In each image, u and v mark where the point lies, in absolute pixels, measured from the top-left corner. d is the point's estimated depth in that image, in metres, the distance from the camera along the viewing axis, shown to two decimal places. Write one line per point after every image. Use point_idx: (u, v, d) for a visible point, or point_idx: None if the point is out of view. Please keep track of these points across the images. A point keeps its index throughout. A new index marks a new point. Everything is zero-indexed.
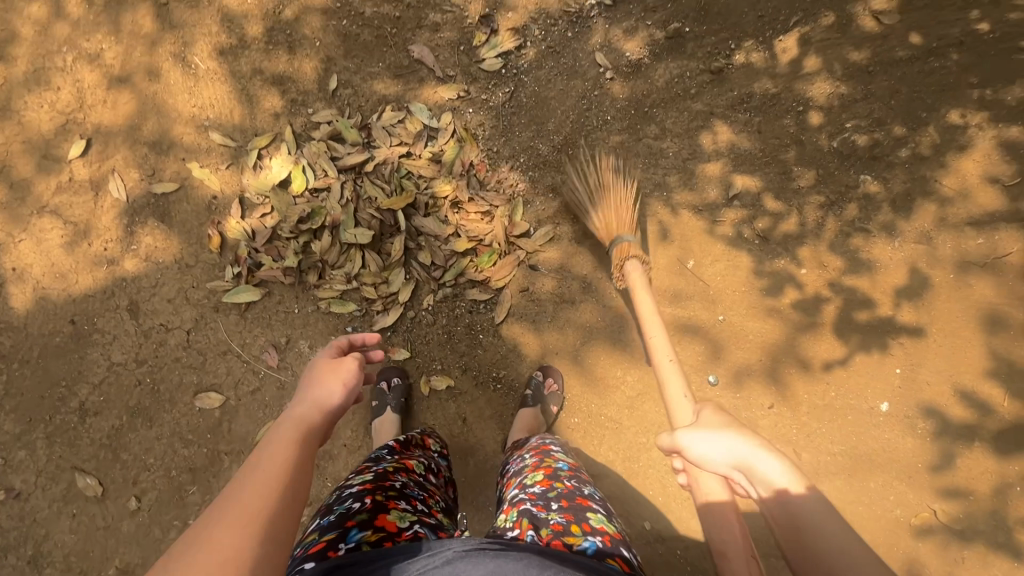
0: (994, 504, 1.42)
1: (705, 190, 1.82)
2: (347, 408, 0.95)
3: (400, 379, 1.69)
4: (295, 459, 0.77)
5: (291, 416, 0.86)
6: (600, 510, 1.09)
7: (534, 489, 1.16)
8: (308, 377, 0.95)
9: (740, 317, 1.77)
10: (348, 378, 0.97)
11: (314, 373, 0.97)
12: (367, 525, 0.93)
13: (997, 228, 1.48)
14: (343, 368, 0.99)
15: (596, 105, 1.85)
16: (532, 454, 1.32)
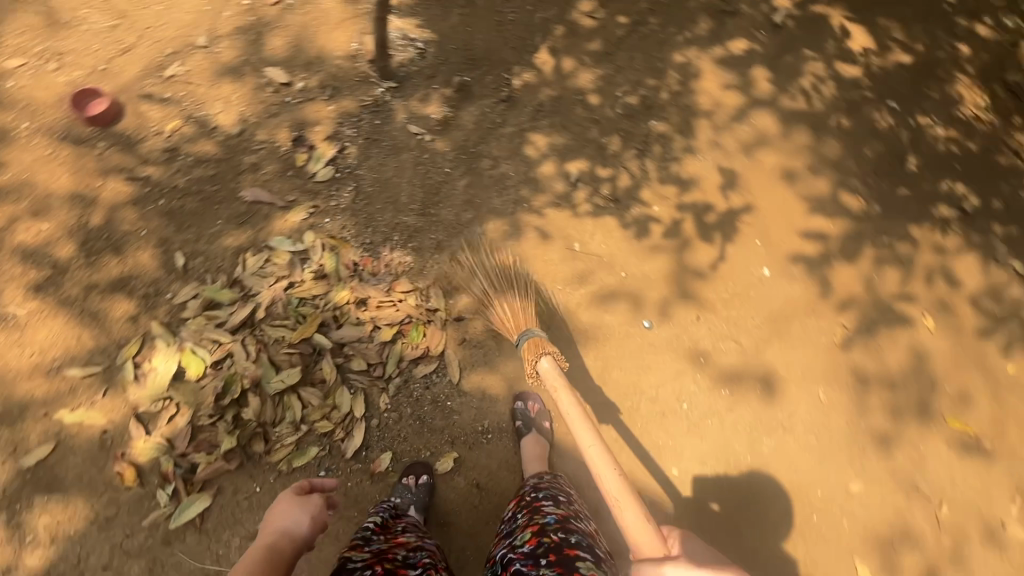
0: (863, 292, 2.09)
1: (552, 186, 2.06)
2: (315, 537, 1.17)
3: (428, 475, 1.63)
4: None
5: (263, 543, 1.09)
6: (587, 557, 1.19)
7: (525, 546, 1.24)
8: (277, 512, 1.18)
9: (636, 265, 2.00)
10: (314, 512, 1.20)
11: (284, 506, 1.20)
12: None
13: (746, 113, 2.27)
14: (309, 504, 1.21)
15: (431, 165, 2.03)
16: (522, 512, 1.37)
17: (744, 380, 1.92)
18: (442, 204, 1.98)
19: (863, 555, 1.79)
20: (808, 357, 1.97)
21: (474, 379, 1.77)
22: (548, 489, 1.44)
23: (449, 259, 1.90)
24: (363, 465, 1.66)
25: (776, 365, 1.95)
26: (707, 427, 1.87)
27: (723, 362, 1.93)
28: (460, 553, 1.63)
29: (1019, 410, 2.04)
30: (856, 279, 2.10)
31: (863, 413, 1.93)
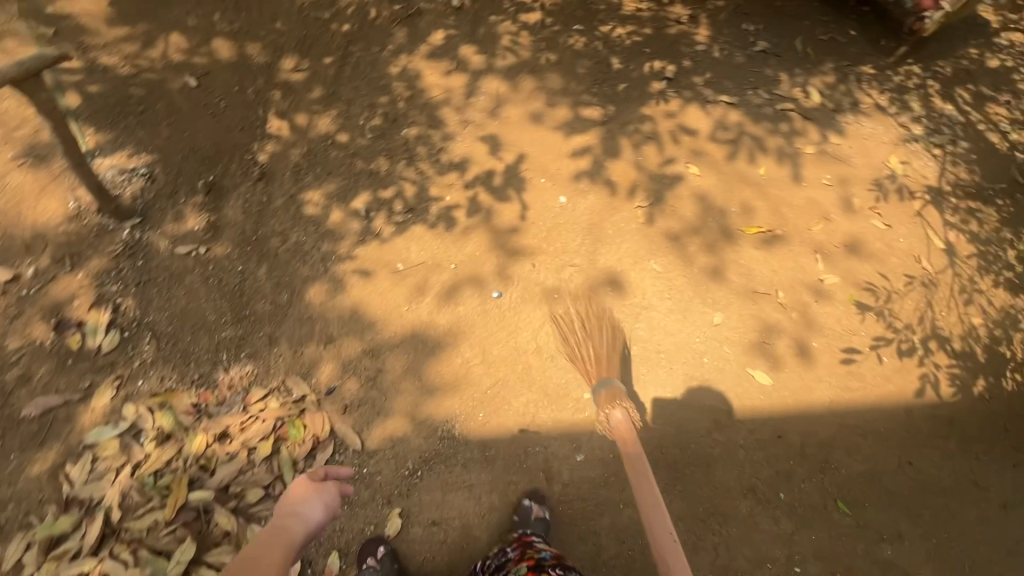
0: (639, 174, 2.45)
1: (350, 228, 2.08)
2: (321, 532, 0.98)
3: (384, 545, 1.60)
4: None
5: (272, 533, 0.92)
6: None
7: None
8: (294, 495, 0.94)
9: (460, 253, 2.10)
10: (329, 503, 1.00)
11: (299, 487, 0.95)
12: None
13: (476, 86, 2.53)
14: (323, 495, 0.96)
15: (222, 272, 1.92)
16: (514, 549, 1.40)
17: (596, 291, 2.14)
18: (255, 300, 1.89)
19: (751, 363, 2.11)
20: (630, 246, 2.26)
21: (377, 434, 1.74)
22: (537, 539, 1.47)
23: (289, 344, 1.83)
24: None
25: (612, 265, 2.20)
26: (592, 344, 2.03)
27: (572, 287, 2.12)
28: None
29: (784, 196, 2.54)
30: (629, 168, 2.46)
31: (692, 261, 2.28)
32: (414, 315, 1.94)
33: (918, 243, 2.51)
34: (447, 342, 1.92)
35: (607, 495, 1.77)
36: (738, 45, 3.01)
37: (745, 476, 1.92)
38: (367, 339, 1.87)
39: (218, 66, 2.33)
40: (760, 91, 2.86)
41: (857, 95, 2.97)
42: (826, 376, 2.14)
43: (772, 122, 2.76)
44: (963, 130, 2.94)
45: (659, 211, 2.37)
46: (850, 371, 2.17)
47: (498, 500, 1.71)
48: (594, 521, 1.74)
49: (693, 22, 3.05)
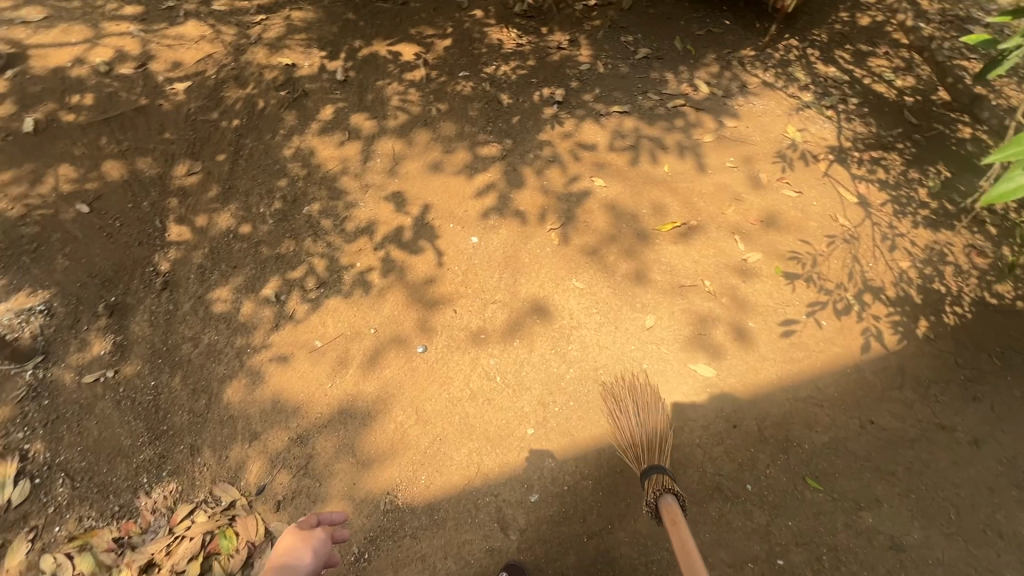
0: (547, 197, 2.48)
1: (262, 317, 2.04)
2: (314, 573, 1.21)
3: None
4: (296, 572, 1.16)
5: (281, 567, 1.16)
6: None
7: None
8: (290, 545, 1.22)
9: (378, 316, 2.07)
10: (318, 548, 1.24)
11: (293, 540, 1.24)
12: None
13: (373, 150, 2.57)
14: (313, 540, 1.25)
15: (134, 392, 1.88)
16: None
17: (522, 322, 2.11)
18: (170, 413, 1.85)
19: (691, 358, 2.08)
20: (550, 269, 2.26)
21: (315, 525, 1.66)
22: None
23: (211, 451, 1.77)
24: None
25: (533, 293, 2.19)
26: (527, 377, 1.98)
27: (496, 324, 2.10)
28: None
29: (692, 186, 2.58)
30: (536, 194, 2.49)
31: (613, 271, 2.28)
32: (339, 390, 1.89)
33: (830, 203, 2.55)
34: (378, 410, 1.86)
35: (568, 530, 1.69)
36: (621, 57, 3.13)
37: (708, 476, 1.86)
38: (294, 426, 1.82)
39: (109, 188, 2.35)
40: (650, 94, 2.95)
41: (743, 78, 3.08)
42: (767, 354, 2.12)
43: (666, 121, 2.83)
44: (851, 88, 3.05)
45: (572, 229, 2.39)
46: (791, 343, 2.15)
47: (453, 565, 1.64)
48: (560, 561, 1.65)
49: (573, 45, 3.17)
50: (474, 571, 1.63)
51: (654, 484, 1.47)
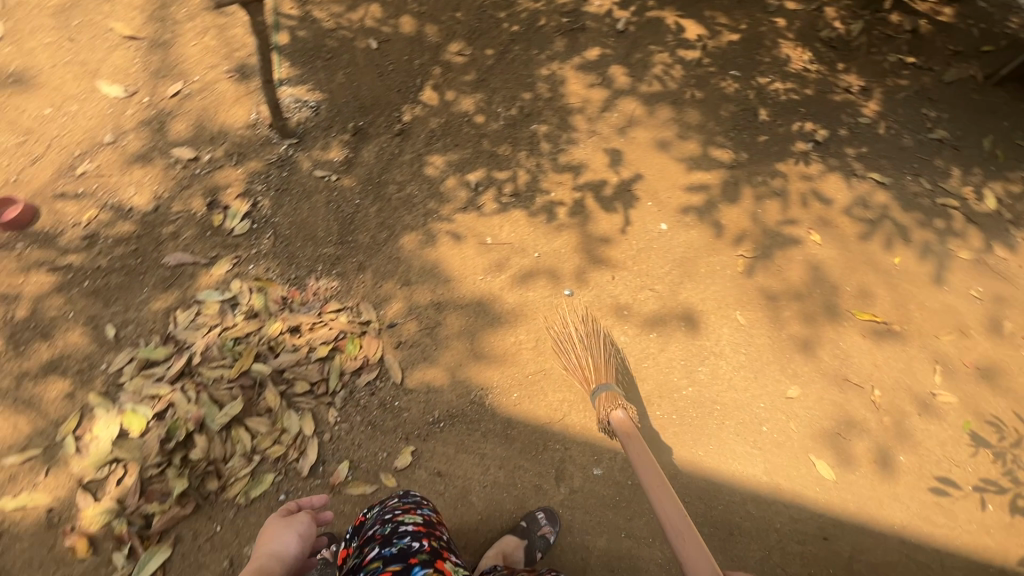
0: (757, 225, 2.34)
1: (457, 195, 2.24)
2: (300, 554, 1.33)
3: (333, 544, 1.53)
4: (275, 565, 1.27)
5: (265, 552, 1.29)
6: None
7: None
8: (273, 530, 1.34)
9: (546, 244, 2.16)
10: (301, 530, 1.37)
11: (274, 526, 1.36)
12: (426, 563, 1.11)
13: (615, 104, 2.60)
14: (297, 522, 1.38)
15: (342, 200, 2.19)
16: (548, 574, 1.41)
17: (667, 322, 2.07)
18: (358, 230, 2.13)
19: (817, 450, 1.90)
20: (720, 289, 2.16)
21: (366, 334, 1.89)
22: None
23: (372, 275, 2.03)
24: (322, 480, 1.66)
25: (692, 302, 2.12)
26: (645, 370, 1.97)
27: (643, 310, 2.08)
28: None
29: (916, 292, 2.26)
30: (747, 216, 2.36)
31: (781, 326, 2.12)
32: (485, 286, 2.05)
33: None
34: (508, 320, 1.99)
35: (611, 517, 1.70)
36: (910, 128, 2.76)
37: (771, 564, 1.72)
38: (438, 293, 2.01)
39: (398, 37, 2.69)
40: (922, 180, 2.58)
41: None
42: (905, 499, 1.84)
43: (925, 215, 2.47)
44: None
45: (766, 266, 2.24)
46: (939, 505, 1.85)
47: (503, 478, 1.73)
48: (590, 537, 1.68)
49: (863, 94, 2.86)
50: (515, 494, 1.71)
51: (604, 402, 1.59)
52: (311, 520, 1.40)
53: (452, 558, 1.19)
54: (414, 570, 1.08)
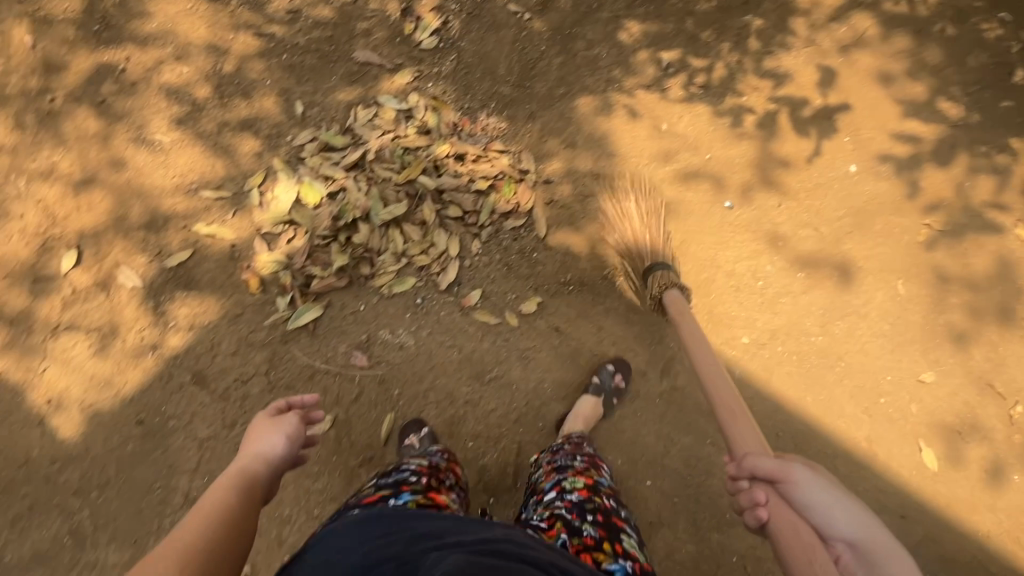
0: (962, 202, 1.97)
1: (645, 70, 2.09)
2: (290, 462, 0.96)
3: (423, 429, 1.62)
4: (238, 508, 0.80)
5: (233, 468, 0.88)
6: (634, 535, 1.13)
7: (572, 497, 1.20)
8: (251, 431, 0.96)
9: (722, 149, 2.02)
10: (290, 434, 0.96)
11: (257, 427, 0.97)
12: (417, 492, 1.10)
13: (848, 17, 2.16)
14: (284, 424, 0.98)
15: (528, 43, 2.07)
16: (582, 460, 1.37)
17: (822, 267, 1.93)
18: (537, 79, 2.05)
19: (926, 438, 1.82)
20: (891, 257, 1.94)
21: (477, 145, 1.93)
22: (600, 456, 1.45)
23: (540, 126, 2.00)
24: (455, 299, 1.78)
25: (856, 256, 1.95)
26: (781, 305, 1.90)
27: (801, 247, 1.95)
28: (538, 384, 1.74)
29: None
30: (958, 187, 1.99)
31: (941, 311, 1.90)
32: (647, 172, 1.98)
33: None
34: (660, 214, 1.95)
35: (704, 423, 1.74)
36: None
37: None
38: (599, 164, 1.97)
39: None
40: None
41: None
42: (1009, 516, 1.74)
43: None
44: None
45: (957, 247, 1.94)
46: None
47: (613, 353, 1.80)
48: (677, 434, 1.73)
49: None
50: (621, 371, 1.78)
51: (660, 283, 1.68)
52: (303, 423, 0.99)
53: (451, 496, 1.18)
54: (403, 494, 1.08)
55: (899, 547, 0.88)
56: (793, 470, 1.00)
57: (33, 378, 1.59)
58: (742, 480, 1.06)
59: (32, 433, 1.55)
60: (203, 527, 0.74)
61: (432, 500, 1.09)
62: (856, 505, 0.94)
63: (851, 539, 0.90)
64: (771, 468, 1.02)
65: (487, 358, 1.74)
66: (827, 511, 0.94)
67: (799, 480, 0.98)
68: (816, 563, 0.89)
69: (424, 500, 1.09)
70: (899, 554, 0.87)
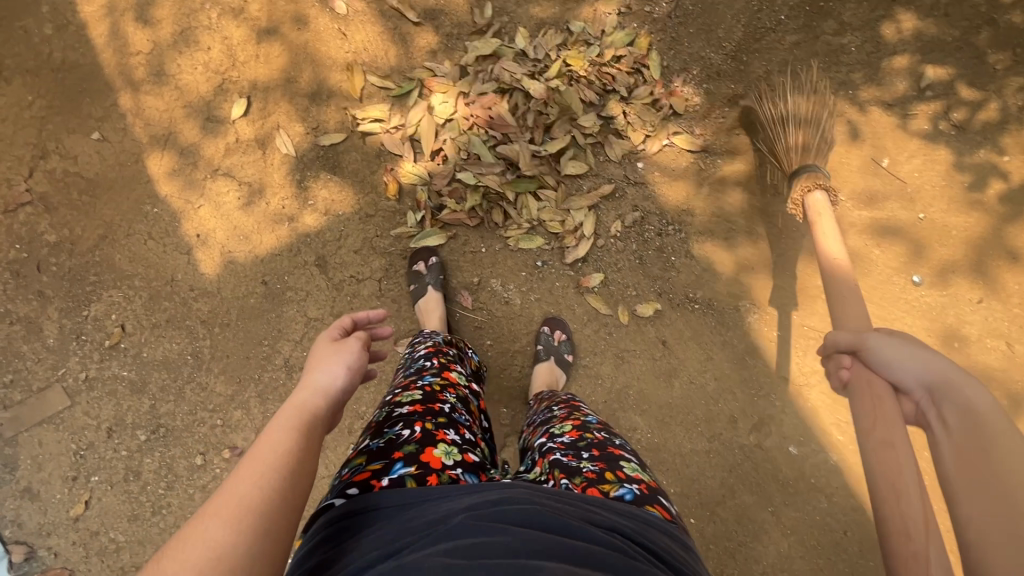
0: None
1: (894, 83, 1.69)
2: (351, 392, 0.88)
3: (436, 259, 1.68)
4: (298, 452, 0.72)
5: (292, 402, 0.80)
6: (635, 458, 1.06)
7: (563, 439, 1.14)
8: (310, 361, 0.88)
9: (943, 213, 1.66)
10: (352, 361, 0.89)
11: (318, 353, 0.90)
12: (412, 459, 0.98)
13: None
14: (347, 349, 0.91)
15: (768, 5, 1.72)
16: (561, 407, 1.31)
17: (994, 388, 1.61)
18: (758, 55, 1.72)
19: None
20: None
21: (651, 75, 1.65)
22: (580, 403, 1.41)
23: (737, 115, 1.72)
24: (574, 275, 1.71)
25: None
26: None
27: (980, 358, 1.63)
28: (622, 388, 1.69)
29: None
30: None
31: None
32: (839, 210, 1.68)
33: None
34: None
35: (772, 492, 1.64)
36: None
37: None
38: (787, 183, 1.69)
39: None
40: None
41: None
42: None
43: None
44: None
45: None
46: None
47: (710, 386, 1.69)
48: (738, 491, 1.65)
49: None
50: (710, 408, 1.68)
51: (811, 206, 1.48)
52: (366, 347, 0.93)
53: (451, 441, 1.05)
54: (396, 467, 0.96)
55: (972, 379, 0.90)
56: (868, 338, 1.07)
57: (189, 211, 1.74)
58: (828, 356, 1.15)
59: (180, 258, 1.73)
60: (258, 482, 0.66)
61: (428, 469, 0.96)
62: (930, 355, 0.98)
63: (923, 382, 0.96)
64: (848, 341, 1.10)
65: (583, 344, 1.70)
66: (900, 362, 1.00)
67: (874, 345, 1.05)
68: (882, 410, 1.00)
69: (420, 471, 0.96)
70: (971, 382, 0.90)
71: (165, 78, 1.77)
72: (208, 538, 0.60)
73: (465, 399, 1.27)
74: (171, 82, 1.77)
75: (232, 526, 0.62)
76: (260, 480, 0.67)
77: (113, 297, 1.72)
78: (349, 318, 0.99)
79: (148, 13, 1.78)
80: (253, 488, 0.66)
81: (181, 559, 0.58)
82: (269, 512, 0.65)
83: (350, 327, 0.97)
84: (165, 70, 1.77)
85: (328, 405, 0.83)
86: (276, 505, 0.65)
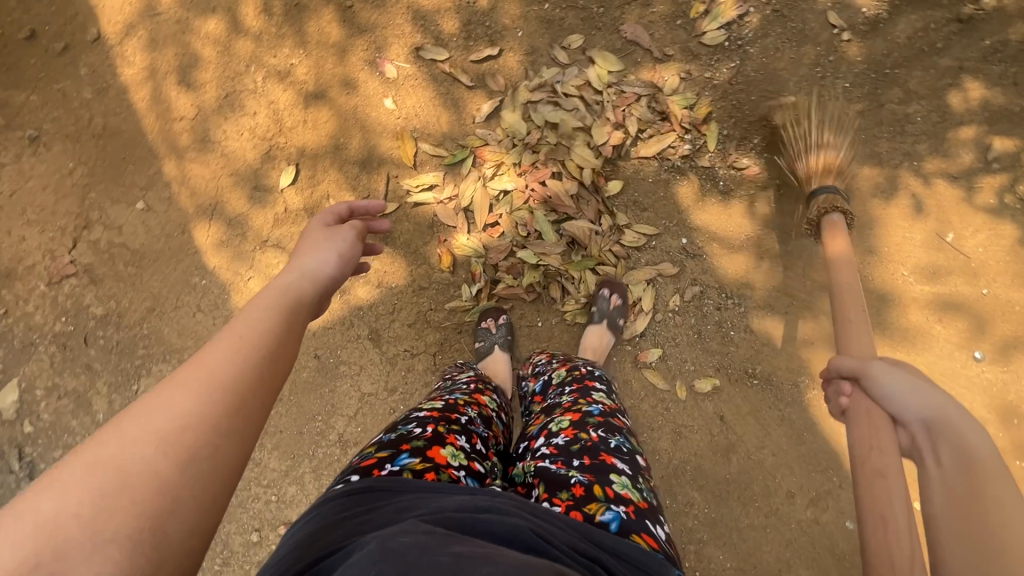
0: None
1: (959, 155, 1.64)
2: (342, 283, 0.86)
3: (504, 317, 1.66)
4: (278, 330, 0.67)
5: (278, 284, 0.77)
6: (626, 472, 0.96)
7: (557, 441, 1.04)
8: (300, 249, 0.85)
9: (1006, 288, 1.60)
10: (344, 250, 0.88)
11: (310, 241, 0.88)
12: (418, 452, 0.96)
13: None
14: (340, 239, 0.89)
15: (832, 72, 1.68)
16: (570, 391, 1.22)
17: None
18: None
19: None
20: None
21: (747, 103, 1.67)
22: (596, 377, 1.30)
23: None
24: (632, 348, 1.70)
25: None
26: None
27: None
28: (680, 465, 1.67)
29: None
30: None
31: None
32: (901, 284, 1.65)
33: None
34: (894, 336, 1.64)
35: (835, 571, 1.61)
36: None
37: None
38: None
39: None
40: None
41: None
42: None
43: None
44: None
45: None
46: None
47: (769, 460, 1.64)
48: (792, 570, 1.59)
49: None
50: (768, 484, 1.63)
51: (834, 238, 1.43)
52: (357, 239, 0.91)
53: (459, 446, 1.02)
54: (402, 458, 0.94)
55: (971, 420, 0.87)
56: (871, 365, 1.03)
57: (238, 283, 1.71)
58: (828, 378, 1.11)
59: None
60: (234, 357, 0.62)
61: (430, 463, 0.94)
62: (934, 389, 0.95)
63: (924, 416, 0.93)
64: (851, 366, 1.06)
65: (641, 420, 1.69)
66: (900, 395, 0.96)
67: (879, 375, 1.01)
68: (879, 442, 0.97)
69: (423, 464, 0.94)
70: (971, 424, 0.87)
71: (209, 145, 1.72)
72: (178, 409, 0.56)
73: (488, 419, 1.22)
74: (216, 149, 1.72)
75: (203, 398, 0.57)
76: (234, 354, 0.62)
77: (163, 371, 1.69)
78: (348, 206, 0.98)
79: (191, 76, 1.71)
80: (228, 362, 0.61)
81: (149, 425, 0.54)
82: (242, 388, 0.60)
83: (346, 214, 0.98)
84: (209, 137, 1.72)
85: (315, 293, 0.79)
86: (248, 379, 0.61)
